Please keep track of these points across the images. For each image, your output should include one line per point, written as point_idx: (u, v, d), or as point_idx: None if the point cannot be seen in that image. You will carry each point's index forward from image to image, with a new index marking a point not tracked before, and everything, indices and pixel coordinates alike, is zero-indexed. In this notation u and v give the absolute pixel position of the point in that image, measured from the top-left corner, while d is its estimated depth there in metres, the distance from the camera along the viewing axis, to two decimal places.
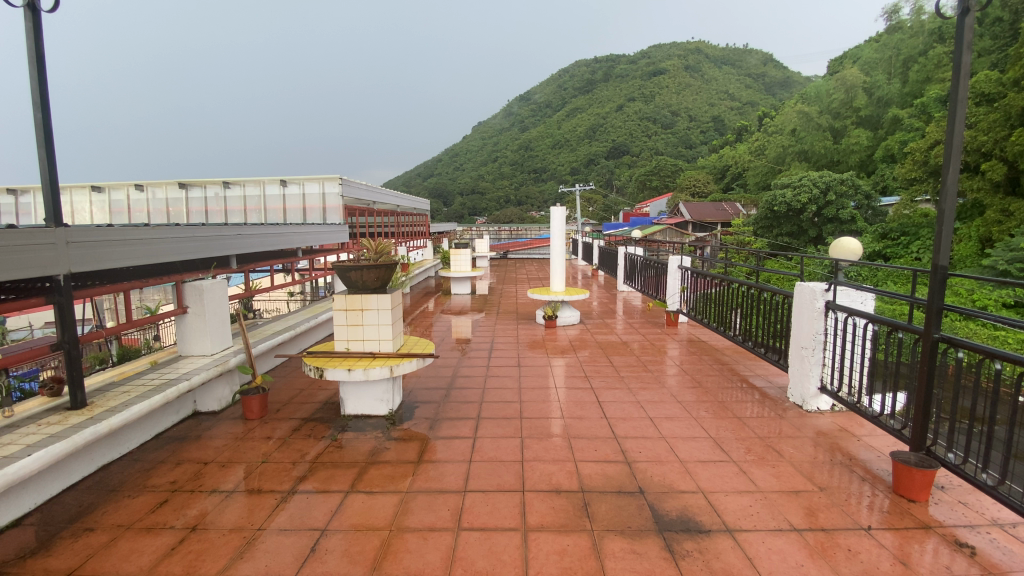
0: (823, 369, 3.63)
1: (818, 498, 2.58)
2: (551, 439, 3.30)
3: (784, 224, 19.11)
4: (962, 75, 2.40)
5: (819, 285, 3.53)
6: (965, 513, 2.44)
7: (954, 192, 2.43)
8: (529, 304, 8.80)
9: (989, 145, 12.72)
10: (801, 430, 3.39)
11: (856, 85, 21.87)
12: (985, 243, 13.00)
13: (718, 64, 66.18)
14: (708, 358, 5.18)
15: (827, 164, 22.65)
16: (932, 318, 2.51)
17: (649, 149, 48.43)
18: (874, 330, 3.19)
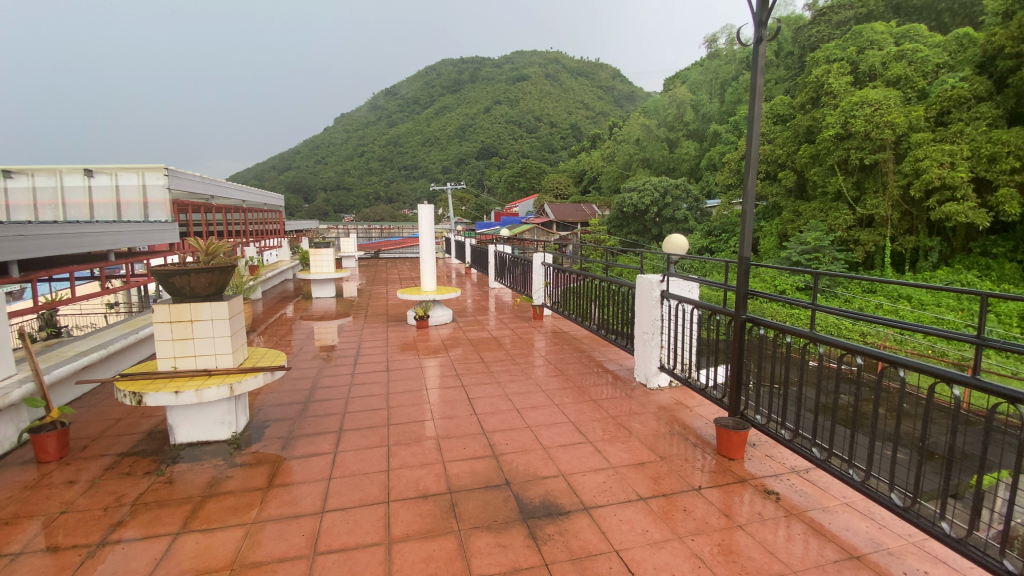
0: (661, 351, 4.07)
1: (660, 466, 2.88)
2: (419, 443, 3.22)
3: (633, 224, 21.27)
4: (756, 95, 2.83)
5: (655, 277, 3.98)
6: (770, 465, 2.92)
7: (753, 195, 2.88)
8: (398, 304, 8.55)
9: (783, 157, 15.56)
10: (646, 407, 3.77)
11: (686, 102, 25.19)
12: (781, 238, 15.66)
13: (574, 74, 71.23)
14: (569, 348, 5.51)
15: (665, 171, 25.74)
16: (740, 302, 2.95)
17: (516, 151, 50.37)
18: (699, 313, 3.66)
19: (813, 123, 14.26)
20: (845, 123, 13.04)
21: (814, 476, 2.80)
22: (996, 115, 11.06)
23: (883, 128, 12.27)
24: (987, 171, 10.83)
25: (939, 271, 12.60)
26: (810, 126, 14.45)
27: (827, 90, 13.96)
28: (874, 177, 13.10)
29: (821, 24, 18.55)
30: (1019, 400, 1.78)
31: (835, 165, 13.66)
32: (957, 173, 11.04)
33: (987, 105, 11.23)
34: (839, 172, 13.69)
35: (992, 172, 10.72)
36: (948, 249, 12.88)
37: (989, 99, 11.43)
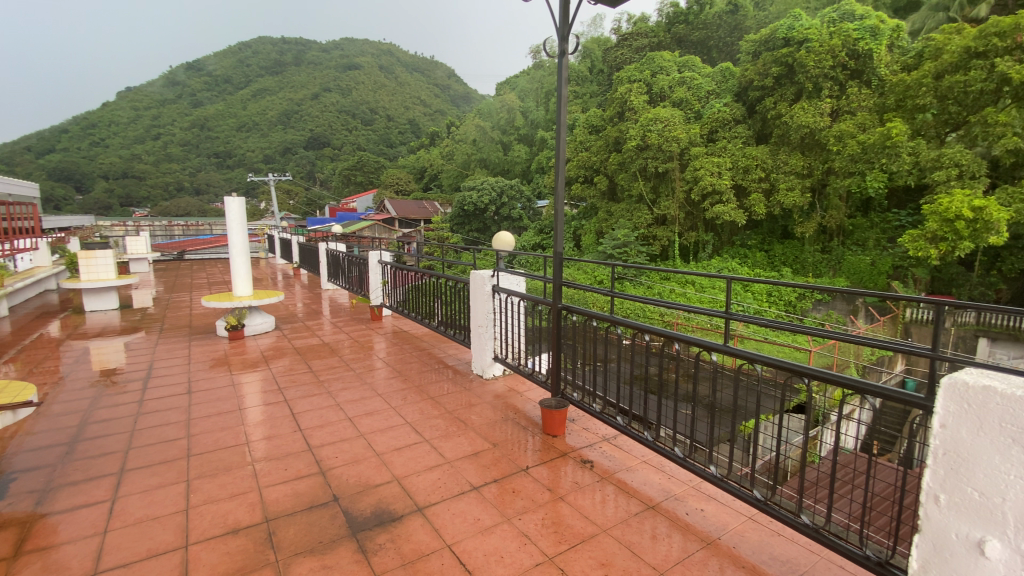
0: (494, 342, 4.24)
1: (493, 453, 3.01)
2: (232, 471, 2.83)
3: (473, 221, 21.87)
4: (562, 103, 3.11)
5: (486, 272, 4.15)
6: (586, 436, 3.27)
7: (563, 195, 3.17)
8: (209, 313, 7.43)
9: (598, 163, 17.54)
10: (482, 397, 3.90)
11: (516, 107, 26.69)
12: (598, 234, 17.62)
13: (409, 68, 69.87)
14: (408, 348, 5.41)
15: (500, 171, 26.92)
16: (556, 292, 3.25)
17: (350, 144, 47.67)
18: (525, 304, 3.91)
19: (620, 134, 16.32)
20: (644, 135, 15.17)
21: (620, 441, 3.21)
22: (748, 135, 14.13)
23: (670, 142, 14.53)
24: (743, 179, 13.75)
25: (713, 260, 15.54)
26: (618, 137, 16.50)
27: (629, 106, 16.08)
28: (666, 184, 15.52)
29: (625, 47, 21.27)
30: (754, 360, 2.30)
31: (637, 172, 15.85)
32: (723, 180, 13.67)
33: (741, 127, 14.19)
34: (641, 178, 15.93)
35: (746, 180, 13.67)
36: (718, 242, 15.92)
37: (743, 122, 14.46)
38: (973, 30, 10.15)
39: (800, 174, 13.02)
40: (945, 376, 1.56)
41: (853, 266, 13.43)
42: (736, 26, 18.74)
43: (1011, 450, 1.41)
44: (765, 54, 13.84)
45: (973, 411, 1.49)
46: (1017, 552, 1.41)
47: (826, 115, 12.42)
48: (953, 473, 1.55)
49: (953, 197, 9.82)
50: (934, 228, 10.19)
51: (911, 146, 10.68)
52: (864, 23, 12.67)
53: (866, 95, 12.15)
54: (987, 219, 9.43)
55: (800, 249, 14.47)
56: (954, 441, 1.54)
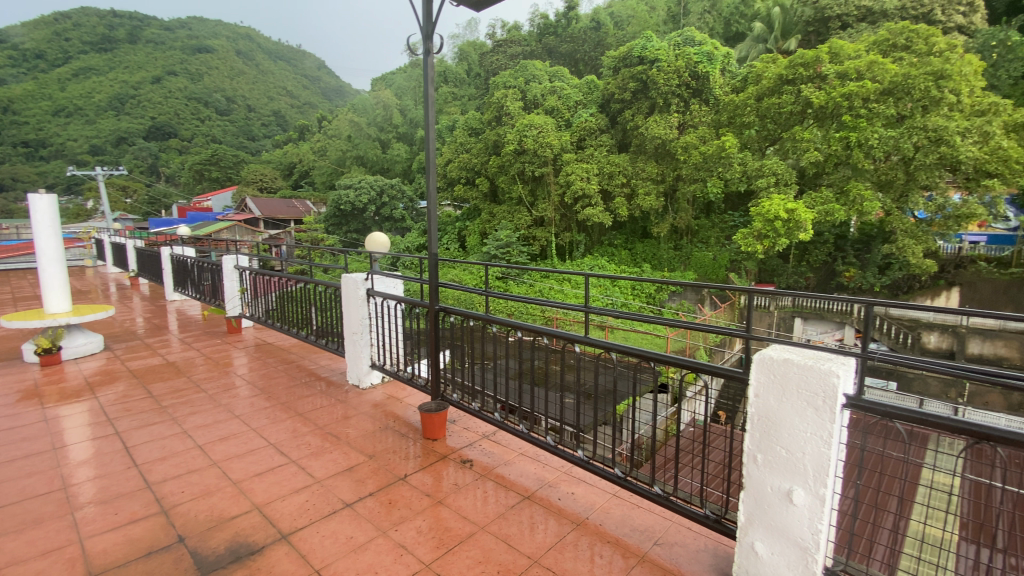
0: (371, 348, 4.06)
1: (368, 466, 2.88)
2: (44, 524, 2.35)
3: (351, 222, 20.87)
4: (430, 101, 3.09)
5: (360, 275, 3.94)
6: (466, 435, 3.29)
7: (435, 195, 3.16)
8: (12, 335, 6.08)
9: (478, 165, 17.80)
10: (358, 408, 3.72)
11: (392, 105, 25.93)
12: (481, 235, 17.88)
13: (272, 55, 64.05)
14: (275, 362, 4.96)
15: (378, 170, 25.98)
16: (433, 294, 3.23)
17: (203, 136, 42.41)
18: (402, 308, 3.81)
19: (498, 138, 16.76)
20: (520, 140, 15.73)
21: (499, 437, 3.28)
22: (612, 143, 15.35)
23: (545, 148, 15.29)
24: (609, 184, 14.92)
25: (586, 258, 16.62)
26: (496, 141, 16.90)
27: (506, 111, 16.58)
28: (542, 187, 16.26)
29: (500, 53, 21.82)
30: (614, 349, 2.52)
31: (515, 175, 16.38)
32: (592, 185, 14.72)
33: (605, 136, 15.40)
34: (520, 181, 16.50)
35: (611, 185, 14.87)
36: (589, 242, 17.05)
37: (607, 131, 15.68)
38: (783, 61, 12.16)
39: (655, 180, 14.54)
40: (758, 351, 1.82)
41: (700, 262, 15.62)
42: (599, 42, 20.25)
43: (807, 413, 1.71)
44: (624, 70, 15.14)
45: (779, 380, 1.78)
46: (815, 496, 1.71)
47: (675, 128, 13.99)
48: (766, 436, 1.82)
49: (774, 201, 11.69)
50: (760, 228, 12.05)
51: (740, 158, 12.57)
52: (701, 48, 14.50)
53: (705, 112, 13.92)
54: (797, 220, 11.42)
55: (657, 247, 16.14)
56: (767, 408, 1.82)
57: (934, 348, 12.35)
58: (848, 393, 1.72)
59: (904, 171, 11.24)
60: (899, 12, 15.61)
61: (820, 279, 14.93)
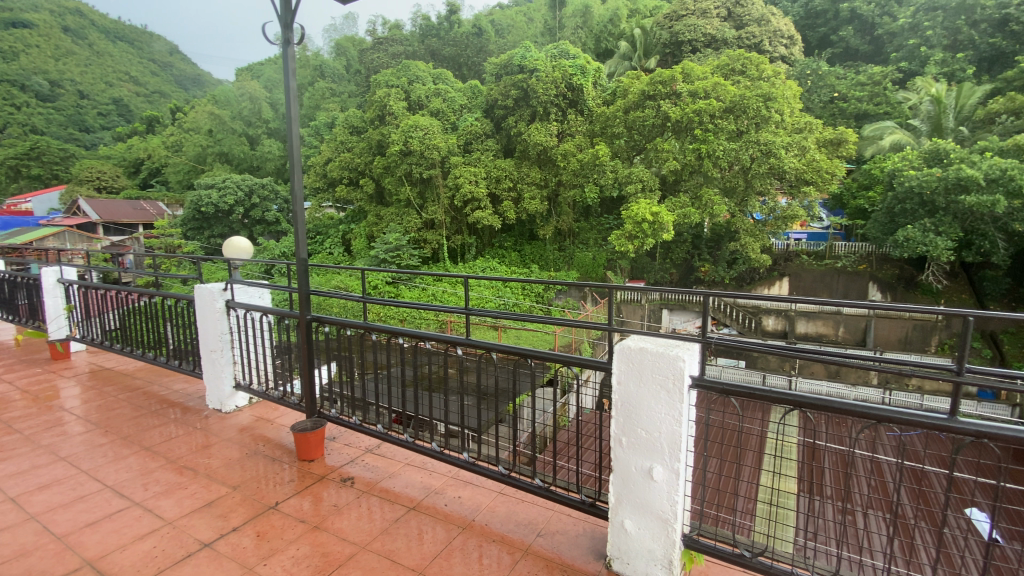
0: (234, 367, 3.68)
1: (233, 498, 2.61)
2: None
3: (215, 226, 18.81)
4: (291, 95, 2.89)
5: (217, 286, 3.58)
6: (347, 452, 3.12)
7: (302, 196, 2.97)
8: None
9: (362, 166, 17.07)
10: (222, 434, 3.35)
11: (261, 98, 23.80)
12: (368, 239, 17.20)
13: (108, 32, 55.14)
14: (115, 390, 4.27)
15: (248, 169, 23.69)
16: (304, 302, 3.04)
17: (15, 123, 35.21)
18: (270, 319, 3.51)
19: (382, 138, 16.24)
20: (405, 141, 15.40)
21: (383, 450, 3.16)
22: (497, 149, 15.67)
23: (431, 150, 15.13)
24: (496, 188, 15.22)
25: (477, 261, 16.75)
26: (380, 141, 16.36)
27: (389, 111, 16.12)
28: (430, 190, 16.10)
29: (381, 51, 21.14)
30: (493, 349, 2.57)
31: (402, 176, 16.01)
32: (480, 189, 14.88)
33: (490, 141, 15.68)
34: (407, 182, 16.14)
35: (499, 189, 15.18)
36: (480, 244, 17.20)
37: (492, 136, 15.96)
38: (645, 78, 13.41)
39: (539, 185, 15.16)
40: (618, 343, 1.98)
41: (581, 262, 16.43)
42: (481, 48, 20.57)
43: (660, 395, 1.89)
44: (506, 77, 15.55)
45: (637, 367, 1.94)
46: (672, 471, 1.90)
47: (555, 135, 14.70)
48: (628, 421, 1.98)
49: (641, 205, 12.83)
50: (630, 229, 13.14)
51: (613, 166, 13.59)
52: (576, 61, 15.41)
53: (581, 122, 14.83)
54: (660, 222, 12.68)
55: (543, 248, 16.83)
56: (628, 394, 1.97)
57: (772, 330, 14.39)
58: (694, 374, 1.94)
59: (743, 179, 13.00)
60: (736, 41, 18.05)
61: (682, 274, 16.72)
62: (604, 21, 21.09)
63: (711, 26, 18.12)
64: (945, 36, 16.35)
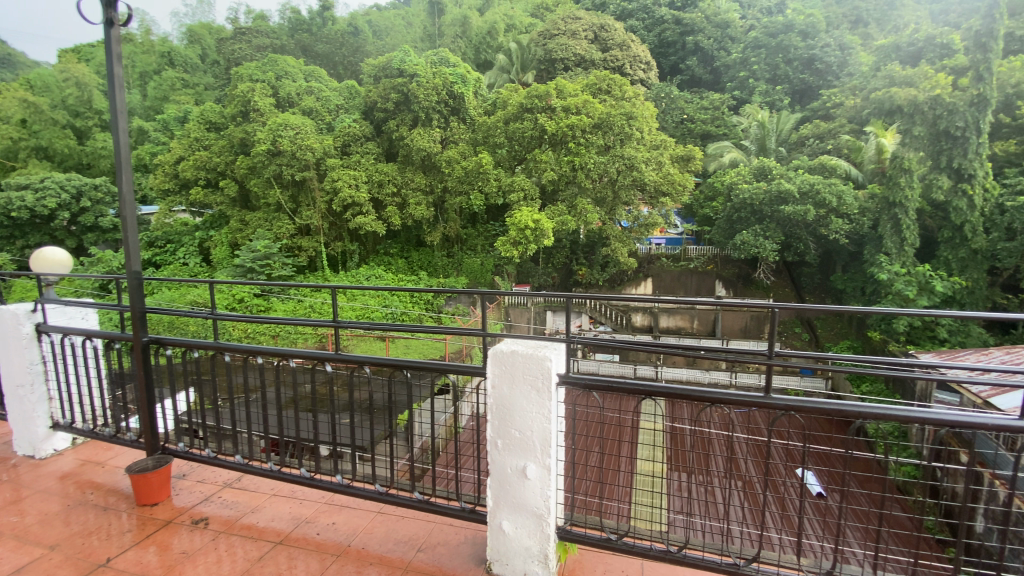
0: (50, 404, 3.09)
1: (50, 561, 2.19)
2: None
3: (30, 234, 15.78)
4: (115, 85, 2.52)
5: (22, 307, 3.00)
6: (201, 489, 2.77)
7: (132, 202, 2.60)
8: None
9: (222, 167, 15.43)
10: (34, 485, 2.79)
11: (91, 85, 20.40)
12: (233, 246, 15.70)
13: None
14: None
15: (76, 167, 20.13)
16: (138, 322, 2.67)
17: None
18: (96, 344, 3.01)
19: (245, 136, 14.85)
20: (274, 141, 14.24)
21: (244, 483, 2.86)
22: (378, 152, 15.15)
23: (304, 151, 14.17)
24: (378, 193, 14.73)
25: (360, 269, 16.05)
26: (243, 139, 14.93)
27: (253, 107, 14.77)
28: (304, 193, 15.07)
29: (243, 42, 19.31)
30: (364, 362, 2.47)
31: (271, 179, 14.79)
32: (361, 193, 14.30)
33: (370, 144, 15.11)
34: (276, 185, 14.94)
35: (381, 194, 14.71)
36: (364, 251, 16.53)
37: (372, 139, 15.40)
38: (523, 91, 13.99)
39: (424, 191, 14.99)
40: (492, 347, 2.01)
41: (471, 268, 16.41)
42: (358, 48, 19.77)
43: (532, 395, 1.97)
44: (384, 80, 15.08)
45: (509, 369, 1.99)
46: (543, 467, 1.98)
47: (438, 142, 14.66)
48: (502, 423, 2.03)
49: (524, 212, 13.32)
50: (514, 235, 13.55)
51: (496, 174, 13.95)
52: (456, 69, 15.51)
53: (463, 130, 14.97)
54: (541, 229, 13.28)
55: (431, 255, 16.64)
56: (501, 397, 2.02)
57: (640, 324, 15.80)
58: (561, 372, 2.04)
59: (612, 190, 14.11)
60: (602, 63, 19.62)
61: (562, 277, 17.65)
62: (482, 32, 21.57)
63: (580, 47, 19.49)
64: (766, 71, 19.39)
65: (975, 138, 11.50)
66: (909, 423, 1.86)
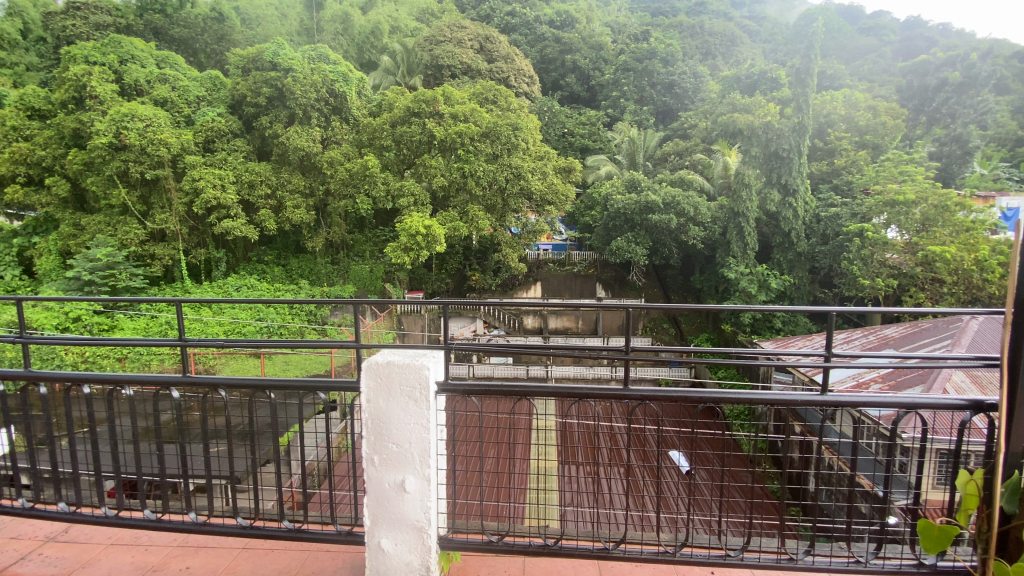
0: None
1: None
2: None
3: None
4: None
5: None
6: (16, 549, 2.33)
7: None
8: None
9: (48, 161, 13.04)
10: None
11: None
12: (65, 256, 13.40)
13: None
14: None
15: None
16: None
17: None
18: None
19: (80, 126, 12.72)
20: (117, 133, 12.36)
21: (72, 535, 2.44)
22: (248, 150, 13.87)
23: (157, 146, 12.53)
24: (249, 195, 13.49)
25: (229, 279, 14.55)
26: (77, 130, 12.78)
27: (90, 93, 12.67)
28: (157, 193, 13.30)
29: (75, 18, 16.50)
30: (218, 385, 2.23)
31: (114, 176, 12.84)
32: (227, 195, 13.04)
33: (239, 141, 13.77)
34: (121, 184, 12.98)
35: (253, 196, 13.49)
36: (233, 259, 15.02)
37: (241, 136, 14.05)
38: (409, 95, 13.83)
39: (302, 193, 14.01)
40: (366, 358, 1.94)
41: (356, 275, 15.74)
42: (223, 35, 17.80)
43: (410, 406, 1.92)
44: (254, 72, 13.85)
45: (385, 382, 1.93)
46: (422, 479, 1.94)
47: (318, 142, 13.85)
48: (378, 438, 1.95)
49: (414, 218, 13.13)
50: (405, 241, 13.28)
51: (383, 177, 13.54)
52: (336, 67, 14.75)
53: (346, 131, 14.30)
54: (433, 234, 13.16)
55: (312, 262, 15.60)
56: (377, 410, 1.95)
57: (530, 327, 16.33)
58: (440, 381, 2.03)
59: (501, 198, 14.38)
60: (488, 73, 20.06)
61: (456, 283, 17.69)
62: (365, 32, 20.86)
63: (466, 55, 19.73)
64: (634, 91, 21.26)
65: (797, 159, 13.70)
66: (753, 406, 2.13)
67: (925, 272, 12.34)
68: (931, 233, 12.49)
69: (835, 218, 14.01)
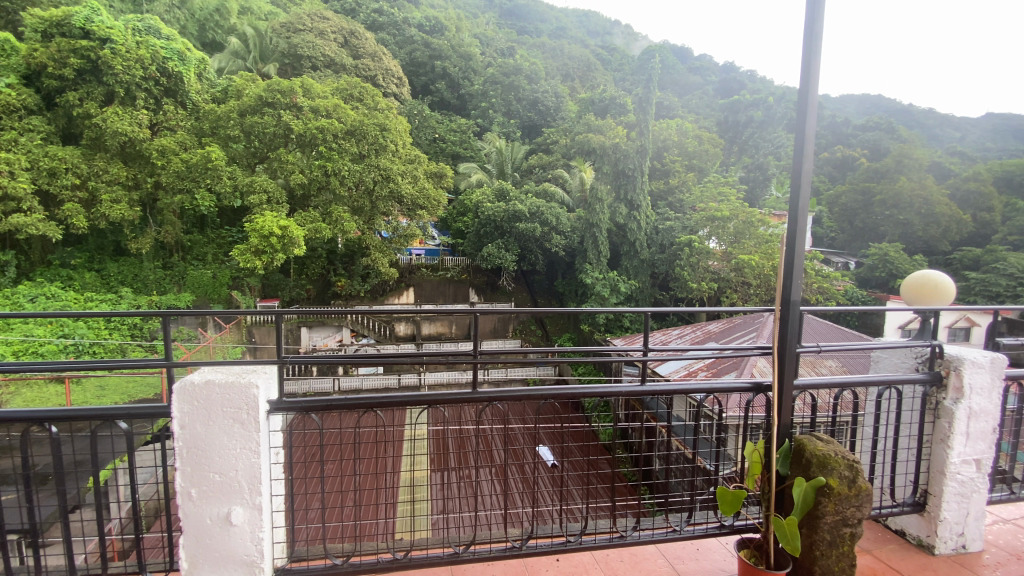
0: None
1: None
2: None
3: None
4: None
5: None
6: None
7: None
8: None
9: None
10: None
11: None
12: None
13: None
14: None
15: None
16: None
17: None
18: None
19: None
20: None
21: None
22: (49, 131, 11.44)
23: None
24: (49, 185, 11.14)
25: (20, 286, 11.89)
26: None
27: None
28: None
29: None
30: None
31: None
32: (19, 184, 10.67)
33: (36, 119, 11.32)
34: None
35: (53, 186, 11.14)
36: (25, 263, 12.39)
37: (39, 113, 11.57)
38: (261, 83, 12.61)
39: (124, 185, 11.98)
40: (178, 380, 1.71)
41: (195, 280, 13.87)
42: None
43: (234, 429, 1.74)
44: (56, 38, 11.45)
45: (202, 404, 1.72)
46: (252, 508, 1.76)
47: (145, 127, 11.97)
48: (196, 467, 1.74)
49: (267, 218, 12.03)
50: (256, 243, 12.12)
51: (229, 171, 12.14)
52: (169, 43, 12.85)
53: (182, 116, 12.54)
54: (290, 236, 12.17)
55: (137, 266, 13.39)
56: (194, 437, 1.73)
57: (402, 334, 15.94)
58: (272, 399, 1.86)
59: (369, 200, 13.82)
60: (354, 70, 19.17)
61: (319, 289, 16.54)
62: (209, 8, 18.48)
63: (328, 48, 18.68)
64: (502, 104, 22.06)
65: (641, 177, 15.41)
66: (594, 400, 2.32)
67: (737, 277, 14.74)
68: (741, 244, 14.96)
69: (670, 230, 16.00)
